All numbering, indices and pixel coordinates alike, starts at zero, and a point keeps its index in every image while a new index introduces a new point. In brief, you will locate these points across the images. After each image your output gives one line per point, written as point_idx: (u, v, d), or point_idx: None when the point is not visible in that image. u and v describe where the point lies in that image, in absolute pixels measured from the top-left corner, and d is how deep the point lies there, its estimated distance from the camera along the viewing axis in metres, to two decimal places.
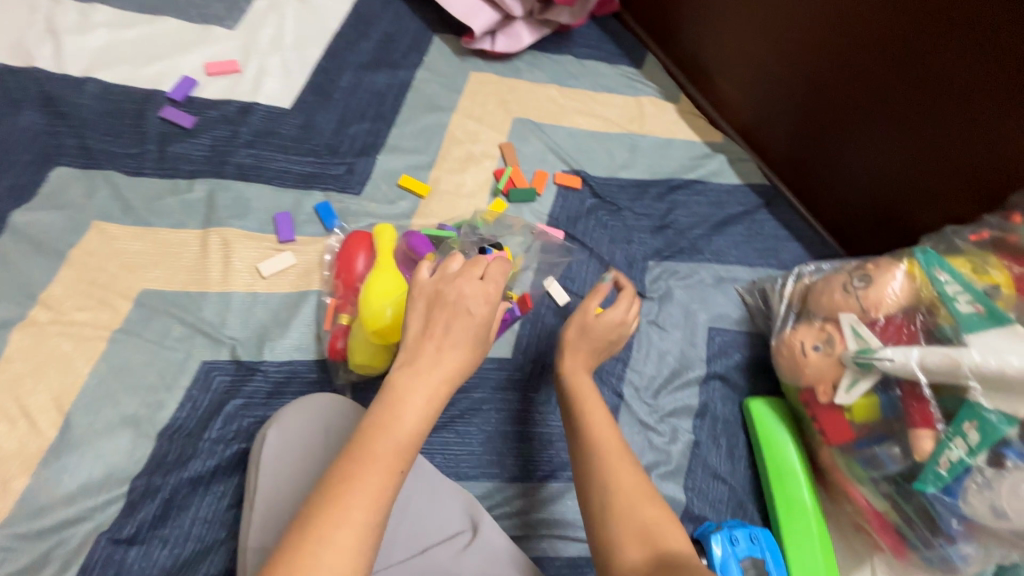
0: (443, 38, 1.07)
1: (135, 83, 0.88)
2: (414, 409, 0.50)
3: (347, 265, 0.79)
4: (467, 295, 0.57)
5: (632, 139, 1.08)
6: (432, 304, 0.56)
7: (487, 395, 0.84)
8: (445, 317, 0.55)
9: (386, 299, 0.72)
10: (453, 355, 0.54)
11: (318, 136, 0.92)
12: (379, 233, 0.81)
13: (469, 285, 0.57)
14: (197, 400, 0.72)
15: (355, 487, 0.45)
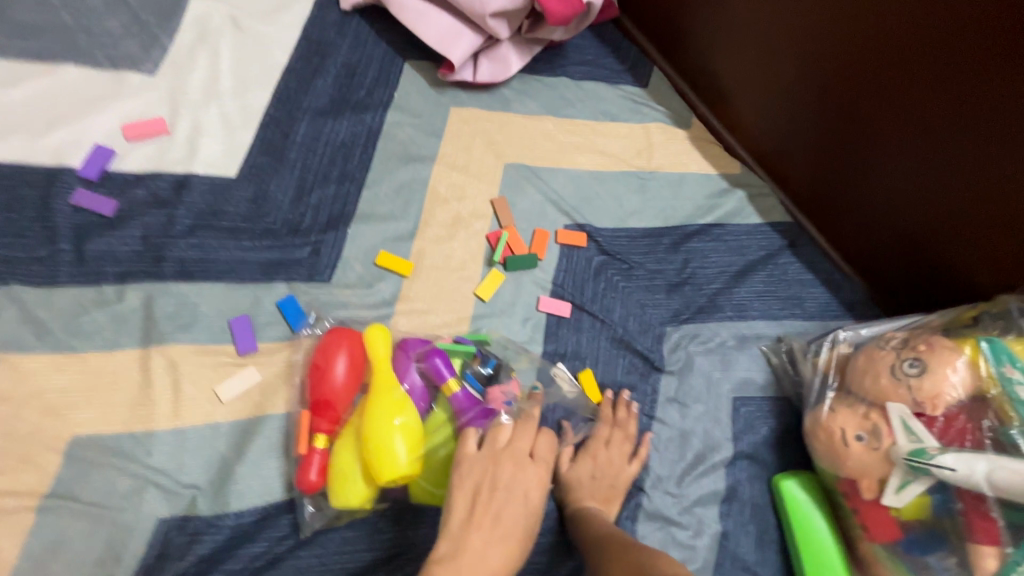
0: (415, 66, 0.89)
1: (33, 160, 0.70)
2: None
3: (325, 371, 0.66)
4: (520, 484, 0.63)
5: (640, 178, 0.94)
6: (485, 488, 0.61)
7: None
8: (496, 504, 0.60)
9: (396, 450, 0.62)
10: (497, 542, 0.58)
11: (274, 211, 0.76)
12: (369, 333, 0.69)
13: (526, 472, 0.65)
14: (155, 567, 0.60)
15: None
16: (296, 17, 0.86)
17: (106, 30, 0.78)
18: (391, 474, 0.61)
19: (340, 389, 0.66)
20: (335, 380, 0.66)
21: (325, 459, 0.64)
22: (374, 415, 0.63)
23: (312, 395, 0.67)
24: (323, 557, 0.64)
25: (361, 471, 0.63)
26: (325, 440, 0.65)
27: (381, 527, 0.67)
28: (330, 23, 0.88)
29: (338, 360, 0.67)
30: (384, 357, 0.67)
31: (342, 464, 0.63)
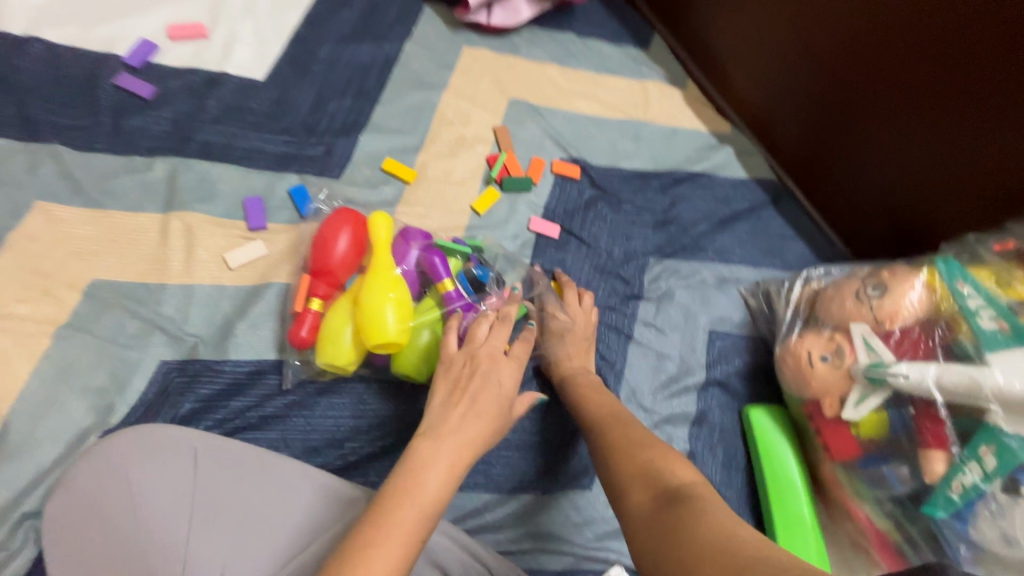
0: (434, 7, 0.97)
1: (85, 45, 0.78)
2: (440, 467, 0.54)
3: (328, 245, 0.70)
4: (500, 378, 0.62)
5: (634, 127, 1.01)
6: (463, 380, 0.61)
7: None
8: (475, 393, 0.60)
9: (384, 322, 0.65)
10: (478, 424, 0.58)
11: (294, 113, 0.83)
12: (373, 219, 0.72)
13: (503, 371, 0.62)
14: (152, 403, 0.65)
15: (383, 546, 0.47)
16: None
17: None
18: (379, 339, 0.64)
19: (340, 262, 0.70)
20: (336, 253, 0.70)
21: (317, 321, 0.69)
22: (370, 287, 0.67)
23: (314, 266, 0.71)
24: (309, 420, 0.70)
25: (350, 335, 0.67)
26: (320, 303, 0.70)
27: (365, 399, 0.72)
28: None
29: (341, 237, 0.70)
30: (384, 240, 0.70)
31: (332, 327, 0.67)
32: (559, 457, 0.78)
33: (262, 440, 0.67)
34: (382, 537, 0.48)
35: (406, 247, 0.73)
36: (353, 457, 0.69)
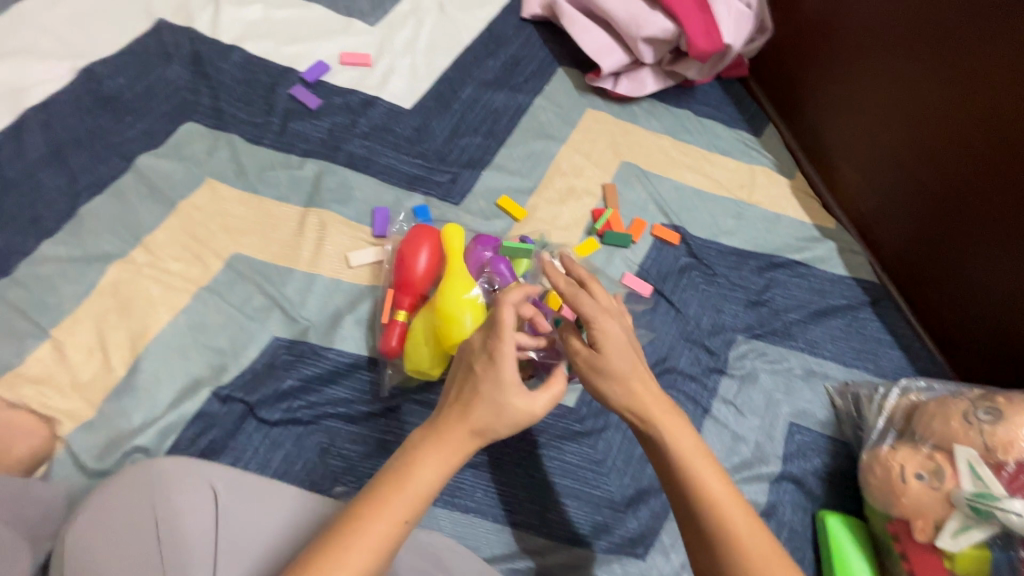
0: (567, 71, 1.06)
1: (274, 58, 0.91)
2: (425, 475, 0.50)
3: (410, 261, 0.73)
4: (495, 380, 0.53)
5: (738, 206, 1.03)
6: (458, 380, 0.55)
7: (546, 444, 0.78)
8: (473, 395, 0.53)
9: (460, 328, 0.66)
10: (467, 431, 0.52)
11: (430, 142, 0.92)
12: (445, 231, 0.74)
13: (507, 362, 0.52)
14: (258, 372, 0.71)
15: (355, 546, 0.46)
16: (487, 14, 1.07)
17: None
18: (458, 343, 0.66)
19: (421, 275, 0.73)
20: (418, 267, 0.73)
21: (403, 333, 0.72)
22: (445, 295, 0.68)
23: (397, 281, 0.74)
24: (388, 422, 0.72)
25: (431, 343, 0.69)
26: (405, 315, 0.73)
27: None
28: (510, 24, 1.08)
29: (421, 253, 0.73)
30: (456, 247, 0.72)
31: (416, 336, 0.69)
32: (619, 517, 0.75)
33: (344, 432, 0.70)
34: (356, 537, 0.46)
35: (481, 252, 0.75)
36: None
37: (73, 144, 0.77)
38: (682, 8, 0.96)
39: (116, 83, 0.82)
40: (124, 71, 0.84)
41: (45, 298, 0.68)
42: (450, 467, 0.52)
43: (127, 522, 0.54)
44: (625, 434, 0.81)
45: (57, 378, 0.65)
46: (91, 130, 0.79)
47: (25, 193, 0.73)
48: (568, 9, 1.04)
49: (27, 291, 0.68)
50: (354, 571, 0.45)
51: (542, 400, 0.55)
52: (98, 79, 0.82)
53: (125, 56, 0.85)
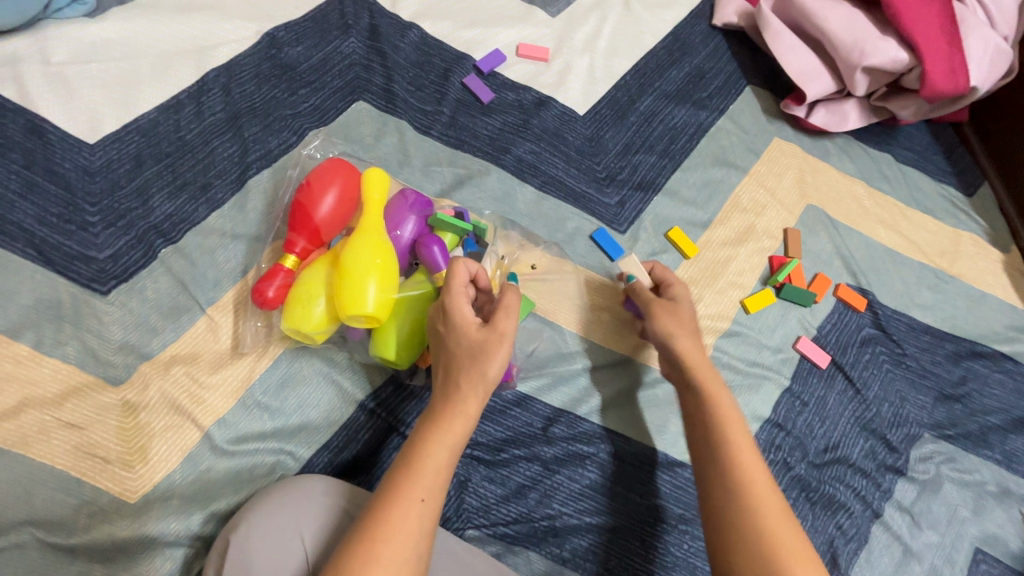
0: (756, 91, 0.94)
1: (451, 42, 0.85)
2: (438, 457, 0.50)
3: (311, 201, 0.64)
4: (466, 349, 0.55)
5: (937, 276, 0.88)
6: (444, 367, 0.56)
7: (656, 526, 0.65)
8: (459, 378, 0.54)
9: (362, 294, 0.58)
10: (466, 413, 0.53)
11: (601, 155, 0.84)
12: (367, 175, 0.65)
13: (459, 312, 0.57)
14: (402, 387, 0.66)
15: (388, 539, 0.46)
16: (674, 16, 0.97)
17: None
18: (354, 313, 0.59)
19: (325, 219, 0.64)
20: (322, 210, 0.63)
21: (287, 282, 0.63)
22: (353, 249, 0.61)
23: (293, 222, 0.64)
24: (533, 467, 0.66)
25: (322, 298, 0.60)
26: (295, 261, 0.64)
27: (586, 464, 0.67)
28: (698, 30, 0.96)
29: (330, 193, 0.64)
30: (378, 200, 0.64)
31: (304, 289, 0.61)
32: None
33: (481, 467, 0.65)
34: (389, 530, 0.46)
35: (405, 211, 0.66)
36: (559, 523, 0.64)
37: (247, 111, 0.74)
38: (925, 38, 0.82)
39: (295, 51, 0.79)
40: (304, 39, 0.80)
41: (205, 273, 0.66)
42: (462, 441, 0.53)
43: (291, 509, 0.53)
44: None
45: (207, 358, 0.63)
46: (266, 98, 0.75)
47: (199, 158, 0.70)
48: (775, 20, 0.90)
49: (190, 262, 0.66)
50: (400, 561, 0.45)
51: (497, 362, 0.55)
52: (279, 45, 0.79)
53: (306, 23, 0.81)
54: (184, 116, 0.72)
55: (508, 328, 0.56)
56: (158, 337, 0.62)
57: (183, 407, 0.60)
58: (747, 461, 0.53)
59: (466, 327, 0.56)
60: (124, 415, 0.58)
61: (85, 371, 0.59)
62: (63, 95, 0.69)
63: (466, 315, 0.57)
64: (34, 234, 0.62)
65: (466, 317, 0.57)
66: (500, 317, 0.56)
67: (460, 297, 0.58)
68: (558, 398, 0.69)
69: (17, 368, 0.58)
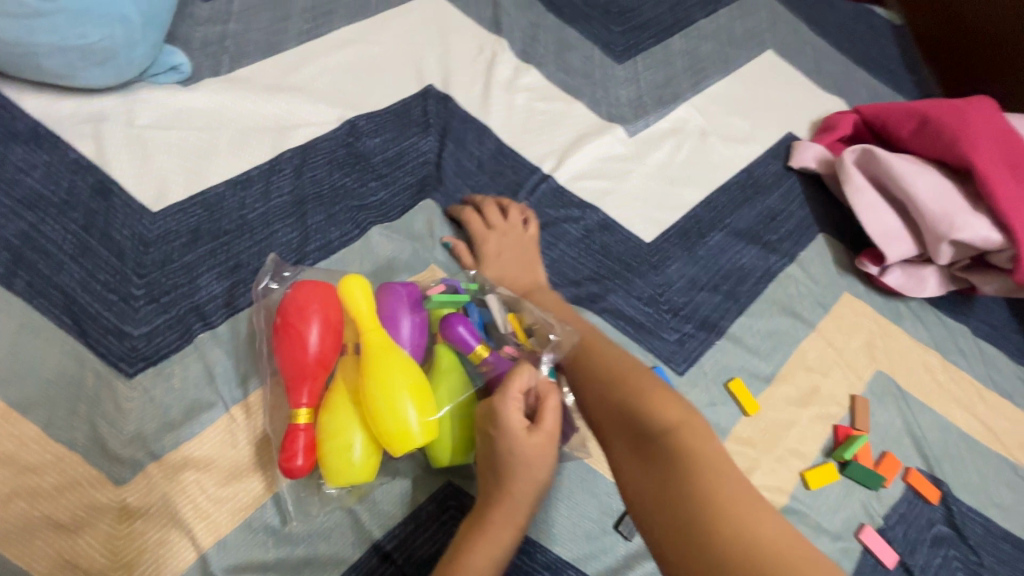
0: (830, 240, 0.91)
1: (526, 154, 0.85)
2: (479, 568, 0.52)
3: (300, 338, 0.56)
4: (519, 458, 0.55)
5: (1017, 474, 0.79)
6: (491, 470, 0.56)
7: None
8: (509, 486, 0.55)
9: (417, 430, 0.54)
10: (513, 518, 0.55)
11: (663, 288, 0.80)
12: (344, 289, 0.59)
13: (511, 417, 0.55)
14: (424, 526, 0.60)
15: None
16: (751, 153, 0.95)
17: (617, 94, 0.94)
18: (413, 444, 0.54)
19: (322, 352, 0.57)
20: (312, 343, 0.57)
21: (312, 439, 0.55)
22: (370, 384, 0.55)
23: (287, 369, 0.56)
24: None
25: (359, 442, 0.55)
26: (307, 414, 0.56)
27: None
28: (773, 170, 0.95)
29: (315, 323, 0.57)
30: (370, 310, 0.59)
31: (335, 445, 0.55)
32: None
33: None
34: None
35: (398, 311, 0.62)
36: None
37: (314, 197, 0.73)
38: (1019, 221, 0.79)
39: (373, 141, 0.79)
40: (383, 131, 0.80)
41: (239, 366, 0.62)
42: (504, 553, 0.54)
43: None
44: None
45: (222, 462, 0.57)
46: (335, 185, 0.74)
47: (257, 239, 0.68)
48: (857, 175, 0.88)
49: (226, 350, 0.62)
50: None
51: (543, 469, 0.56)
52: (358, 134, 0.78)
53: (387, 115, 0.81)
54: (250, 194, 0.70)
55: (555, 428, 0.57)
56: (173, 432, 0.57)
57: (185, 520, 0.54)
58: (620, 380, 0.59)
59: (519, 434, 0.55)
60: (118, 520, 0.53)
61: (89, 463, 0.54)
62: (138, 160, 0.68)
63: (516, 416, 0.55)
64: (75, 300, 0.60)
65: (516, 419, 0.55)
66: (546, 417, 0.56)
67: (514, 402, 0.55)
68: (592, 565, 0.63)
69: (17, 450, 0.53)
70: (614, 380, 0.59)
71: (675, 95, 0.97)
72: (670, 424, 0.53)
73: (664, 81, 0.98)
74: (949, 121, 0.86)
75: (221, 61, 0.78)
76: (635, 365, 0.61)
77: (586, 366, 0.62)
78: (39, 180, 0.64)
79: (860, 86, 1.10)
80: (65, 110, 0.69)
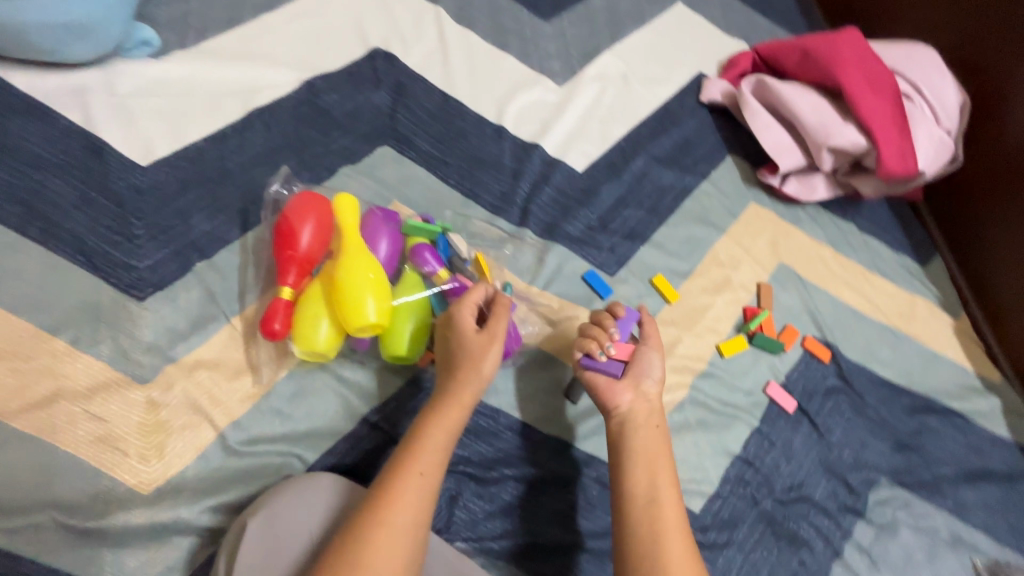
0: (736, 161, 1.06)
1: (469, 101, 0.96)
2: (435, 437, 0.59)
3: (293, 235, 0.70)
4: (465, 350, 0.65)
5: (895, 336, 0.96)
6: (445, 368, 0.65)
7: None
8: (457, 375, 0.63)
9: (362, 311, 0.64)
10: (463, 407, 0.62)
11: (595, 207, 0.94)
12: (337, 203, 0.72)
13: (462, 318, 0.66)
14: (405, 404, 0.72)
15: (396, 501, 0.54)
16: (666, 91, 1.09)
17: (546, 48, 1.07)
18: (359, 323, 0.65)
19: (309, 247, 0.70)
20: (302, 240, 0.69)
21: (290, 311, 0.68)
22: (340, 273, 0.67)
23: (280, 256, 0.70)
24: (519, 486, 0.71)
25: (325, 319, 0.66)
26: (289, 293, 0.69)
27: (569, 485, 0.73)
28: (687, 105, 1.09)
29: (307, 224, 0.70)
30: (353, 222, 0.71)
31: (307, 318, 0.67)
32: None
33: (473, 484, 0.70)
34: (394, 497, 0.54)
35: (378, 227, 0.74)
36: (540, 540, 0.69)
37: (284, 147, 0.83)
38: (880, 127, 0.95)
39: (331, 98, 0.89)
40: (339, 89, 0.91)
41: (233, 288, 0.73)
42: (456, 427, 0.61)
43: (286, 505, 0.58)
44: (747, 557, 0.74)
45: (228, 363, 0.68)
46: (301, 137, 0.85)
47: (238, 185, 0.79)
48: (753, 101, 1.03)
49: (221, 276, 0.73)
50: (402, 523, 0.53)
51: (489, 362, 0.65)
52: (317, 92, 0.89)
53: (342, 75, 0.92)
54: (227, 148, 0.81)
55: (501, 334, 0.66)
56: (184, 341, 0.68)
57: (202, 407, 0.65)
58: (658, 486, 0.62)
59: (468, 338, 0.65)
60: (147, 411, 0.63)
61: (115, 368, 0.64)
62: (124, 123, 0.78)
63: (467, 324, 0.65)
64: (84, 241, 0.69)
65: (467, 326, 0.65)
66: (494, 326, 0.66)
67: (468, 308, 0.66)
68: (548, 425, 0.75)
69: (53, 361, 0.63)
70: (647, 483, 0.62)
71: (597, 47, 1.10)
72: (673, 551, 0.58)
73: (586, 34, 1.11)
74: (824, 49, 1.01)
75: (186, 35, 0.88)
76: (664, 453, 0.65)
77: (633, 455, 0.65)
78: (36, 143, 0.73)
79: (761, 31, 1.25)
80: (52, 83, 0.77)
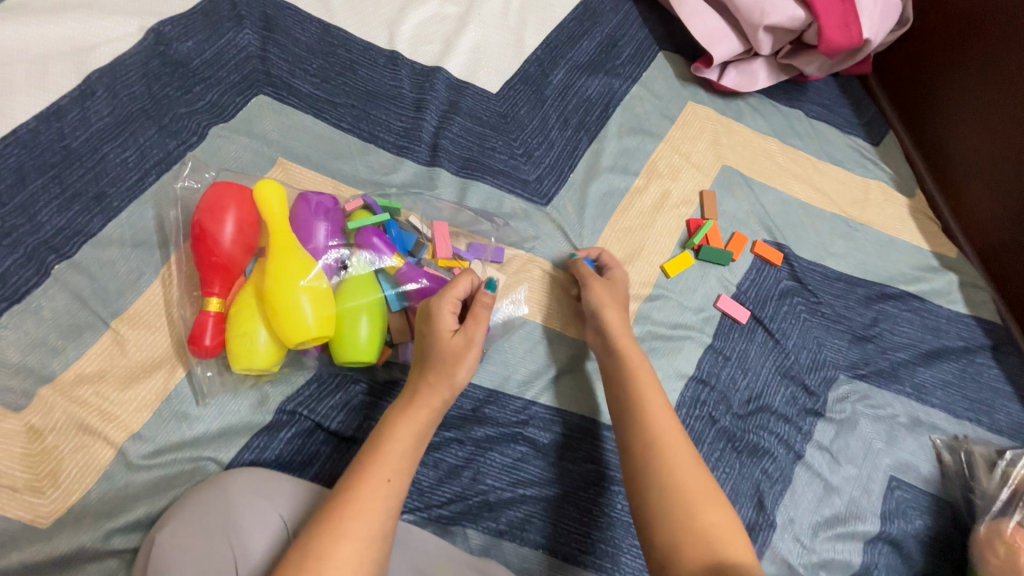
0: (668, 56, 0.95)
1: (353, 28, 0.83)
2: (402, 441, 0.55)
3: (211, 237, 0.61)
4: (438, 352, 0.59)
5: (848, 226, 0.91)
6: (418, 363, 0.60)
7: (590, 490, 0.68)
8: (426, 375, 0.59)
9: (304, 321, 0.58)
10: (432, 410, 0.58)
11: (517, 131, 0.84)
12: (259, 190, 0.63)
13: (441, 316, 0.60)
14: (328, 383, 0.66)
15: (357, 512, 0.49)
16: None
17: None
18: (301, 335, 0.59)
19: (232, 249, 0.61)
20: (223, 243, 0.61)
21: (220, 326, 0.61)
22: (272, 278, 0.59)
23: (199, 262, 0.62)
24: (465, 447, 0.68)
25: (262, 331, 0.60)
26: (218, 305, 0.61)
27: (518, 439, 0.69)
28: None
29: (227, 225, 0.61)
30: (281, 216, 0.63)
31: (241, 332, 0.60)
32: None
33: None
34: (354, 507, 0.49)
35: (312, 217, 0.65)
36: (492, 498, 0.66)
37: (137, 113, 0.71)
38: None
39: (185, 46, 0.76)
40: (193, 33, 0.77)
41: (107, 287, 0.64)
42: (424, 432, 0.57)
43: (192, 509, 0.54)
44: None
45: (115, 371, 0.61)
46: (158, 97, 0.73)
47: (90, 166, 0.67)
48: None
49: (88, 276, 0.64)
50: (366, 537, 0.48)
51: (463, 368, 0.60)
52: (167, 41, 0.75)
53: (194, 16, 0.78)
54: (66, 124, 0.68)
55: (478, 337, 0.61)
56: (59, 357, 0.60)
57: (91, 425, 0.58)
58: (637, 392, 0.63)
59: (444, 339, 0.59)
60: (29, 439, 0.56)
61: None
62: None
63: (446, 322, 0.60)
64: None
65: (445, 325, 0.60)
66: (470, 322, 0.61)
67: (447, 303, 0.61)
68: (488, 379, 0.71)
69: None
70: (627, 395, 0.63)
71: None
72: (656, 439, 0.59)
73: None
74: None
75: None
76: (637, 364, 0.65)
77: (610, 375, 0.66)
78: None
79: None
80: None
